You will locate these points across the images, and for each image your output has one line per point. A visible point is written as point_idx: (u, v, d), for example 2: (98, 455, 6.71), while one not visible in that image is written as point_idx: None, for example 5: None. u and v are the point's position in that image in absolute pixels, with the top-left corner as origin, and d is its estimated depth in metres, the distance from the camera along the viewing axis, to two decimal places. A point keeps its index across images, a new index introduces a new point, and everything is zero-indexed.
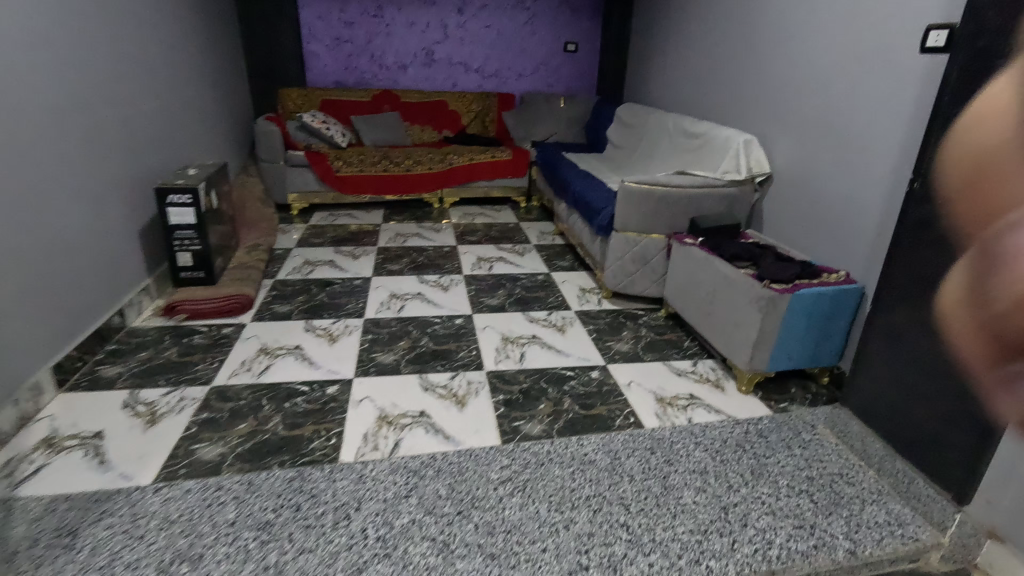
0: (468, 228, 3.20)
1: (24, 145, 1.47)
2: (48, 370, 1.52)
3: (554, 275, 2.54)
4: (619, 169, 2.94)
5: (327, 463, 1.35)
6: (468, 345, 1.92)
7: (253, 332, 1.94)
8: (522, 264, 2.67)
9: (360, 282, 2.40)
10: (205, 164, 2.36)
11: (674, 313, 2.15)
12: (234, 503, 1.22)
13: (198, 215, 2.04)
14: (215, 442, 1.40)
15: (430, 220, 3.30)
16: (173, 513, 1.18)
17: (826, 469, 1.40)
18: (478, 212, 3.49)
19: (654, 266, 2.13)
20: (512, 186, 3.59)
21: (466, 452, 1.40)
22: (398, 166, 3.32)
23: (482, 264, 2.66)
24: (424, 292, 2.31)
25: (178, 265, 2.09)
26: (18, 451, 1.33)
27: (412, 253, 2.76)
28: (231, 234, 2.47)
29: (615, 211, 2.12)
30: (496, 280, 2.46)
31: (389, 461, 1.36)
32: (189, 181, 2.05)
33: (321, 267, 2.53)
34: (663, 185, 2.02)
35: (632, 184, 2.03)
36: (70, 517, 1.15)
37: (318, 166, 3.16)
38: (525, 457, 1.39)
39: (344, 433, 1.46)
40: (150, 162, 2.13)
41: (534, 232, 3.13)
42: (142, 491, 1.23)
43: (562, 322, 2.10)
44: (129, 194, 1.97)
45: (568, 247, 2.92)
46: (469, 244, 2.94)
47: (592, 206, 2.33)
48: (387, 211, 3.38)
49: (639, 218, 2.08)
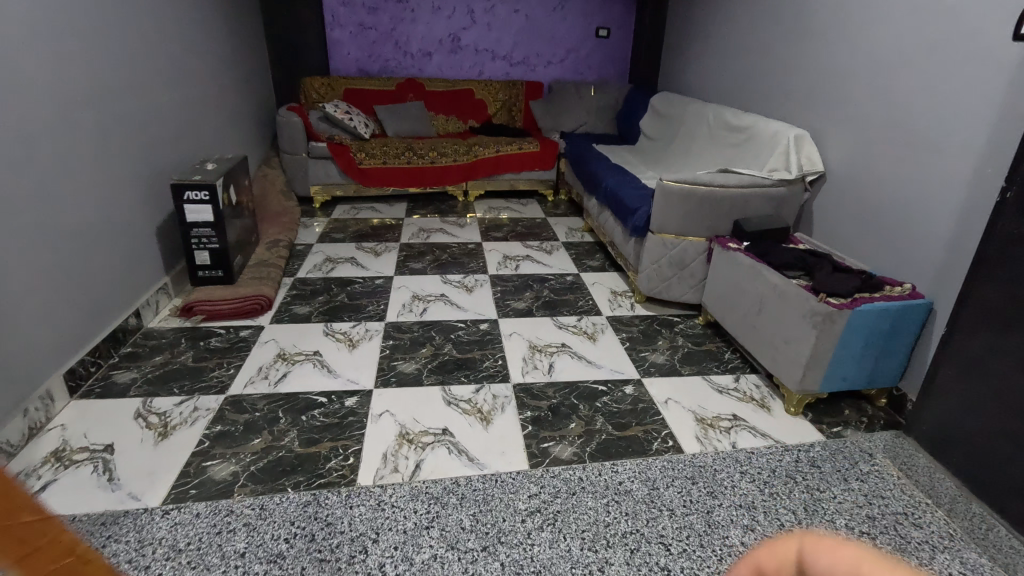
0: (493, 223, 3.08)
1: (34, 143, 1.41)
2: (60, 377, 1.47)
3: (583, 276, 2.42)
4: (653, 163, 2.79)
5: (344, 486, 1.27)
6: (494, 354, 1.82)
7: (271, 336, 1.87)
8: (550, 263, 2.55)
9: (382, 281, 2.31)
10: (224, 157, 2.28)
11: (713, 321, 2.01)
12: (245, 531, 1.14)
13: (215, 212, 1.97)
14: (227, 459, 1.33)
15: (454, 214, 3.19)
16: (181, 541, 1.11)
17: (888, 507, 1.26)
18: (503, 206, 3.36)
19: (692, 271, 1.99)
20: (539, 179, 3.45)
21: (491, 477, 1.31)
22: (421, 158, 3.21)
23: (508, 263, 2.55)
24: (448, 294, 2.21)
25: (196, 264, 2.03)
26: (26, 465, 1.28)
27: (436, 250, 2.66)
28: (250, 230, 2.40)
29: (652, 212, 1.98)
30: (523, 281, 2.35)
31: (409, 485, 1.27)
32: (207, 177, 1.97)
33: (342, 265, 2.45)
34: (705, 184, 1.87)
35: (671, 183, 1.89)
36: (75, 542, 1.10)
37: (340, 158, 3.07)
38: (554, 485, 1.29)
39: (362, 451, 1.37)
40: (168, 156, 2.06)
41: (562, 229, 3.00)
42: (150, 514, 1.17)
43: (592, 329, 1.98)
44: (145, 190, 1.90)
45: (598, 245, 2.79)
46: (494, 241, 2.83)
47: (626, 205, 2.19)
48: (410, 204, 3.29)
49: (677, 220, 1.94)
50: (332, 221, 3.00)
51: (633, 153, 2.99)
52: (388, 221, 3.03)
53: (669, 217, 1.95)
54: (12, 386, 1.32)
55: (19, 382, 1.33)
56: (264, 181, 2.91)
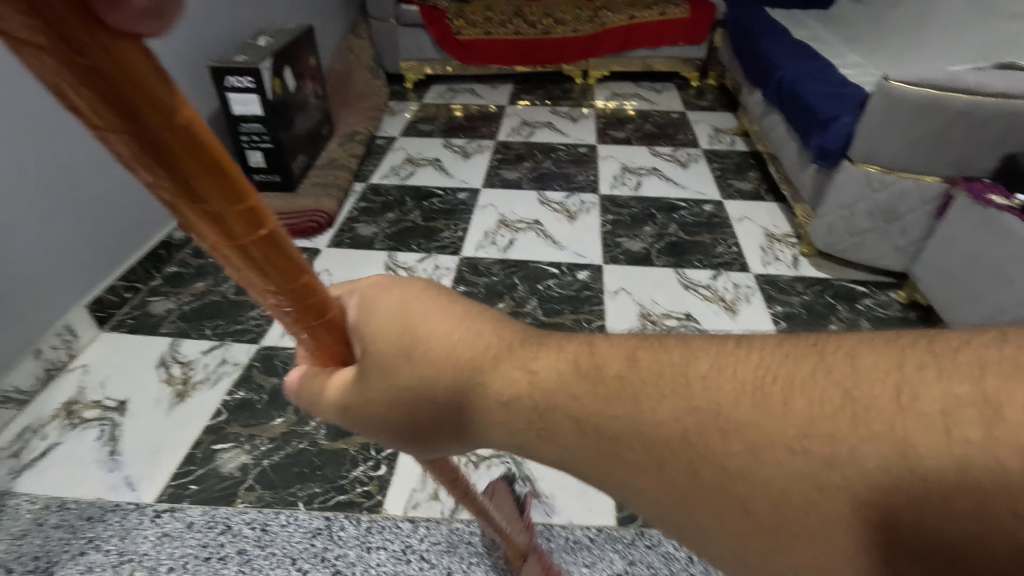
0: (615, 116, 2.43)
1: None
2: (83, 310, 1.26)
3: (727, 206, 1.80)
4: (855, 43, 1.93)
5: (367, 512, 0.97)
6: (591, 318, 1.37)
7: (324, 265, 1.55)
8: (682, 182, 1.93)
9: (465, 195, 1.88)
10: (286, 28, 1.85)
11: (920, 301, 1.37)
12: (237, 563, 0.90)
13: (264, 103, 1.60)
14: (241, 445, 1.08)
15: (569, 101, 2.56)
16: (163, 564, 0.89)
17: None
18: (632, 92, 2.65)
19: (905, 226, 1.33)
20: (682, 57, 2.66)
21: (559, 533, 0.93)
22: (533, 28, 2.57)
23: (627, 176, 1.97)
24: (544, 221, 1.73)
25: (251, 166, 1.73)
26: (36, 417, 1.12)
27: (538, 153, 2.13)
28: (321, 121, 2.03)
29: (860, 129, 1.30)
30: (644, 209, 1.79)
31: (448, 525, 0.95)
32: (254, 58, 1.58)
33: (422, 169, 2.03)
34: (968, 91, 1.13)
35: (905, 87, 1.18)
36: (55, 541, 0.92)
37: (434, 26, 2.52)
38: (649, 562, 0.90)
39: (399, 458, 1.06)
40: (217, 27, 1.67)
41: (704, 130, 2.30)
42: (140, 515, 0.96)
43: (734, 295, 1.43)
44: (186, 74, 1.54)
45: (752, 157, 2.09)
46: (614, 142, 2.22)
47: (810, 111, 1.49)
48: (517, 87, 2.70)
49: (903, 147, 1.25)
50: (423, 106, 2.52)
51: (826, 22, 2.10)
52: (488, 109, 2.49)
53: (891, 142, 1.26)
54: (16, 326, 1.11)
55: (28, 316, 1.13)
56: (347, 56, 2.47)
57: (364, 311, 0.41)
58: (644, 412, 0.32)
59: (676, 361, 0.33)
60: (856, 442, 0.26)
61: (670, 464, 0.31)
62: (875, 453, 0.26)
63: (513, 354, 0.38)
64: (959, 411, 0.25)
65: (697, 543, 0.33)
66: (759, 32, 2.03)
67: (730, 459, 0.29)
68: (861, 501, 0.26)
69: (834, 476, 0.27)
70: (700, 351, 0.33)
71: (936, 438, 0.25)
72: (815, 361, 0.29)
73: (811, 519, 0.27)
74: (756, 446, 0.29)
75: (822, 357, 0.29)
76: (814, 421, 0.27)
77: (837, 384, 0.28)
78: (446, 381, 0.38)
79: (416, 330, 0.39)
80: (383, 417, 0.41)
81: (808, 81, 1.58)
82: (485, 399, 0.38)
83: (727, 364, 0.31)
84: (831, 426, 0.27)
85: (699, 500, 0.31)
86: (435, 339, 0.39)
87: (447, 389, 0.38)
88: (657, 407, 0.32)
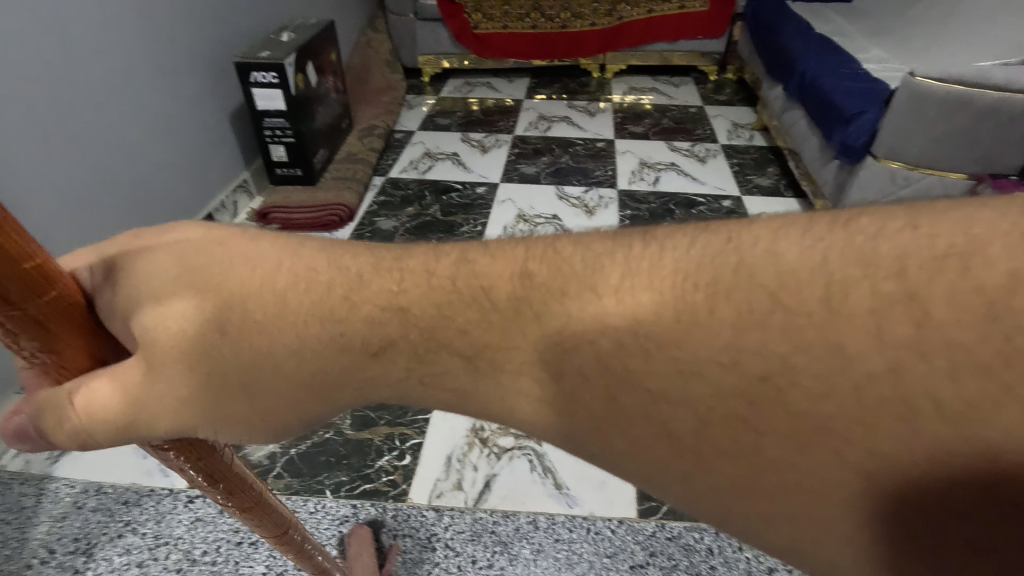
0: (633, 110, 2.42)
1: (56, 22, 1.08)
2: None
3: (746, 201, 1.80)
4: (879, 37, 1.91)
5: (393, 500, 0.99)
6: None
7: None
8: (701, 177, 1.93)
9: (484, 190, 1.89)
10: (307, 23, 1.87)
11: None
12: (269, 548, 0.92)
13: (287, 98, 1.63)
14: None
15: (586, 95, 2.56)
16: (197, 547, 0.92)
17: None
18: (649, 86, 2.64)
19: None
20: (701, 51, 2.64)
21: (581, 524, 0.95)
22: (550, 22, 2.56)
23: (645, 171, 1.97)
24: (563, 216, 1.74)
25: (274, 159, 1.75)
26: None
27: (556, 148, 2.14)
28: (341, 116, 2.05)
29: (883, 126, 1.30)
30: (662, 204, 1.79)
31: (472, 514, 0.97)
32: (277, 54, 1.60)
33: (441, 163, 2.05)
34: (998, 87, 1.13)
35: (933, 84, 1.17)
36: (94, 524, 0.95)
37: (452, 20, 2.52)
38: (671, 554, 0.91)
39: (422, 448, 1.08)
40: (242, 22, 1.69)
41: (723, 125, 2.29)
42: (173, 500, 0.99)
43: None
44: (211, 70, 1.56)
45: (771, 152, 2.08)
46: (632, 137, 2.21)
47: (833, 106, 1.48)
48: (534, 81, 2.70)
49: (927, 145, 1.24)
50: (440, 100, 2.53)
51: (849, 16, 2.08)
52: (504, 103, 2.50)
53: (915, 139, 1.25)
54: None
55: None
56: (365, 50, 2.49)
57: (144, 287, 0.40)
58: (564, 331, 0.34)
59: (593, 273, 0.35)
60: (787, 352, 0.28)
61: (597, 387, 0.34)
62: (801, 360, 0.27)
63: (361, 286, 0.40)
64: (894, 313, 0.25)
65: (636, 471, 0.34)
66: (780, 26, 2.01)
67: (651, 373, 0.31)
68: (789, 414, 0.28)
69: (765, 388, 0.28)
70: (606, 259, 0.35)
71: (866, 338, 0.26)
72: (738, 260, 0.30)
73: (739, 435, 0.29)
74: (683, 368, 0.30)
75: (742, 257, 0.30)
76: (743, 334, 0.29)
77: (763, 287, 0.29)
78: (284, 345, 0.40)
79: (230, 291, 0.40)
80: (221, 403, 0.41)
81: (830, 76, 1.58)
82: (359, 355, 0.40)
83: (643, 273, 0.33)
84: (758, 338, 0.28)
85: (630, 419, 0.33)
86: (256, 296, 0.40)
87: (294, 352, 0.40)
88: (571, 325, 0.34)
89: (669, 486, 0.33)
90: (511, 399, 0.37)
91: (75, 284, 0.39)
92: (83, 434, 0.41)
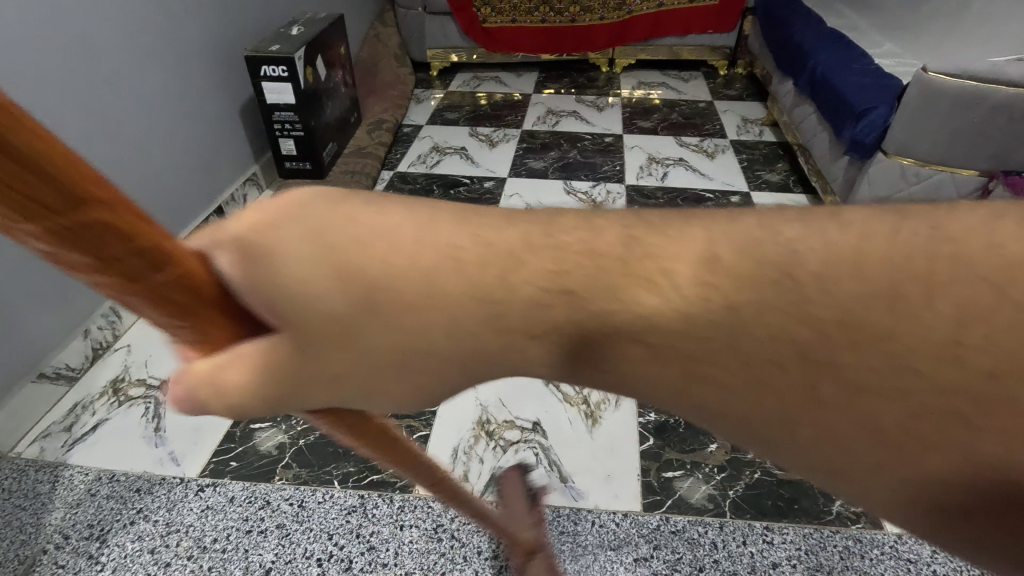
0: (642, 105, 2.41)
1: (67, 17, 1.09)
2: None
3: (754, 197, 1.79)
4: (891, 31, 1.88)
5: (400, 491, 1.00)
6: None
7: None
8: (709, 173, 1.92)
9: (492, 184, 1.89)
10: (316, 17, 1.87)
11: None
12: (277, 536, 0.94)
13: (296, 92, 1.63)
14: (278, 425, 1.12)
15: (594, 90, 2.55)
16: (207, 535, 0.94)
17: None
18: (659, 80, 2.63)
19: None
20: (711, 45, 2.63)
21: (585, 517, 0.96)
22: (559, 16, 2.54)
23: (653, 166, 1.97)
24: None
25: (283, 153, 1.76)
26: (86, 394, 1.18)
27: (564, 142, 2.13)
28: (350, 110, 2.05)
29: (894, 121, 1.30)
30: (670, 200, 1.79)
31: None
32: (287, 47, 1.61)
33: (448, 157, 2.05)
34: (1009, 83, 1.11)
35: (943, 79, 1.18)
36: (107, 510, 0.97)
37: (461, 14, 2.52)
38: (674, 548, 0.91)
39: (429, 440, 1.09)
40: (252, 16, 1.70)
41: (732, 120, 2.27)
42: (184, 488, 1.01)
43: None
44: (221, 63, 1.57)
45: (781, 147, 2.07)
46: (640, 132, 2.21)
47: (843, 102, 1.47)
48: (543, 75, 2.70)
49: (941, 139, 1.23)
50: (449, 94, 2.53)
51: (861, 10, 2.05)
52: (513, 97, 2.49)
53: (927, 134, 1.24)
54: (66, 305, 1.16)
55: (76, 296, 1.18)
56: (375, 44, 2.49)
57: (283, 272, 0.34)
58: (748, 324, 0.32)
59: (784, 255, 0.32)
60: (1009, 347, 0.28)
61: (785, 379, 0.32)
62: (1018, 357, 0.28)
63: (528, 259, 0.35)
64: None
65: (811, 459, 0.34)
66: (792, 20, 1.99)
67: (852, 370, 0.30)
68: (1005, 408, 0.28)
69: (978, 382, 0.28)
70: (789, 241, 0.33)
71: None
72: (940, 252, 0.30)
73: (947, 427, 0.29)
74: (896, 361, 0.30)
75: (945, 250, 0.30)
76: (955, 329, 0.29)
77: (971, 280, 0.29)
78: (445, 329, 0.36)
79: (364, 261, 0.34)
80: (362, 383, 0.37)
81: (841, 71, 1.56)
82: (514, 337, 0.36)
83: (840, 261, 0.31)
84: (981, 330, 0.28)
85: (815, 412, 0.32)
86: (400, 273, 0.34)
87: (457, 334, 0.36)
88: (764, 313, 0.32)
89: (848, 473, 0.33)
90: (668, 386, 0.36)
91: (205, 263, 0.35)
92: (207, 408, 0.37)
